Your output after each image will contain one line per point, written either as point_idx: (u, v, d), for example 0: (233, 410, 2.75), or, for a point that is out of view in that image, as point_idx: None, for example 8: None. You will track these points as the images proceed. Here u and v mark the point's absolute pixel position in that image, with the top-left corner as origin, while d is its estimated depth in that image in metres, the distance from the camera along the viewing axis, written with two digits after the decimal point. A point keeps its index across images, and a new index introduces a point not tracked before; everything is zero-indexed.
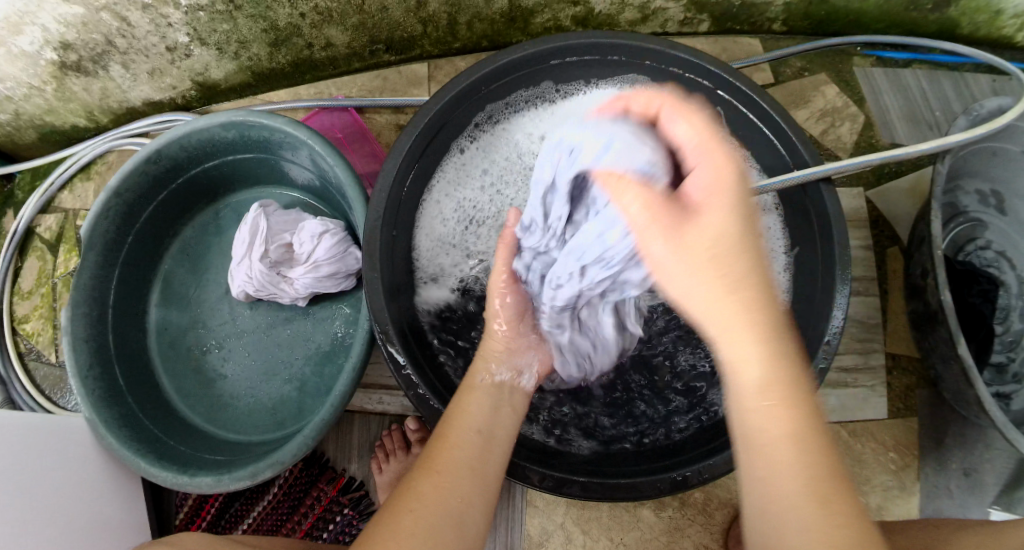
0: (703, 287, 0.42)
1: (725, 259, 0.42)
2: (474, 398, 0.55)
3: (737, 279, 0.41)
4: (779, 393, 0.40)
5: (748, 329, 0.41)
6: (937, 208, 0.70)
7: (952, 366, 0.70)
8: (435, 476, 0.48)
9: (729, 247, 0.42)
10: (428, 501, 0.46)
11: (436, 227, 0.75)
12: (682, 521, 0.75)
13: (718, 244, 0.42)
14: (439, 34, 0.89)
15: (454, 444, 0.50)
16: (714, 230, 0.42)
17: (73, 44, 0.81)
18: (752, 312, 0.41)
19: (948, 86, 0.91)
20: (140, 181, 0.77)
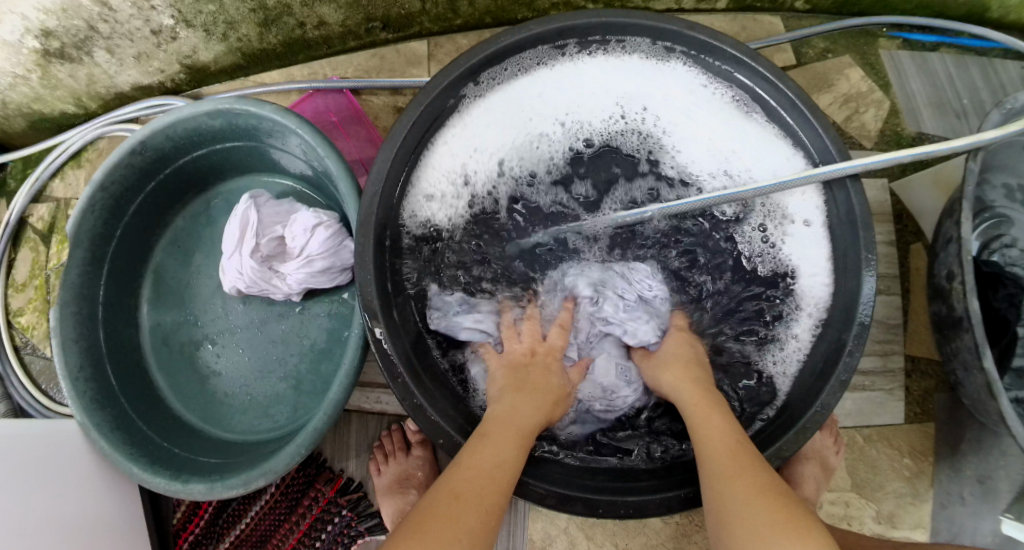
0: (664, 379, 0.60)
1: (671, 356, 0.62)
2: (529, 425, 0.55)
3: (671, 365, 0.61)
4: (706, 402, 0.56)
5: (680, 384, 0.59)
6: (968, 206, 0.65)
7: (974, 375, 0.66)
8: (486, 506, 0.46)
9: (679, 355, 0.62)
10: (472, 531, 0.44)
11: (432, 191, 0.68)
12: (688, 527, 0.72)
13: (664, 356, 0.63)
14: (438, 12, 0.84)
15: (500, 484, 0.49)
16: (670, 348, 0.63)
17: (54, 30, 0.78)
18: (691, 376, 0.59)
19: (976, 70, 0.85)
20: (126, 173, 0.74)
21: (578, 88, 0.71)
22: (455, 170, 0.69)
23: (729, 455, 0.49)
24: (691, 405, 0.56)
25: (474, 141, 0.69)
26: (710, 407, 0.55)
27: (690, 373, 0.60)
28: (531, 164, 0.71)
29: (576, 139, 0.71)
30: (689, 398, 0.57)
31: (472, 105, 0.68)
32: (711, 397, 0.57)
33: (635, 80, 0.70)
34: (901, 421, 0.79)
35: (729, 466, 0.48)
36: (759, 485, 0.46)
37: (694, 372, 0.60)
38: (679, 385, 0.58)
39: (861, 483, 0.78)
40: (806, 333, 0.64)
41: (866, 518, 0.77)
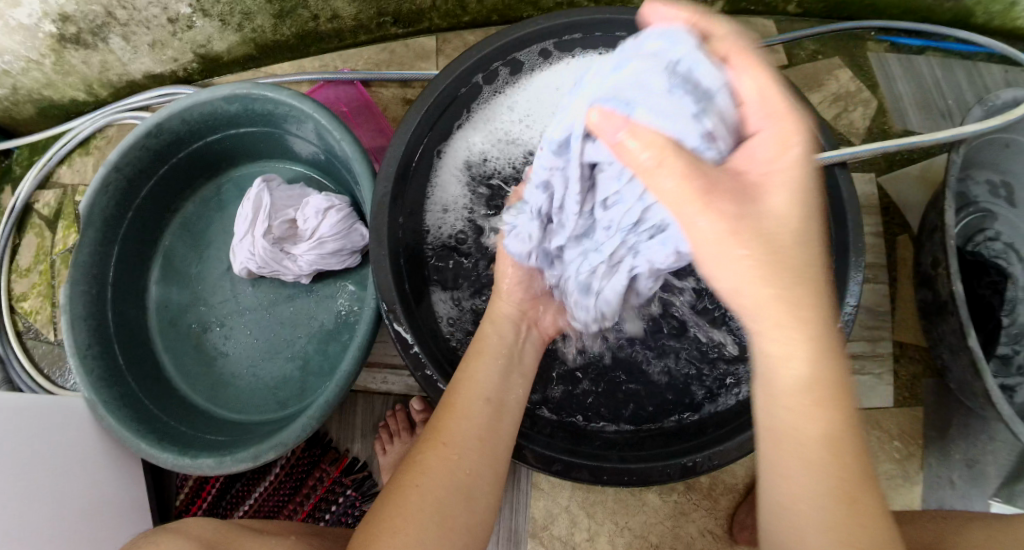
0: (739, 276, 0.37)
1: (785, 251, 0.37)
2: (489, 342, 0.57)
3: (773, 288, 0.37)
4: (820, 390, 0.37)
5: (765, 307, 0.37)
6: (951, 196, 0.68)
7: (960, 357, 0.69)
8: (442, 450, 0.49)
9: (786, 249, 0.37)
10: (435, 478, 0.47)
11: (452, 193, 0.72)
12: (687, 506, 0.74)
13: (776, 242, 0.36)
14: (447, 8, 0.87)
15: (462, 412, 0.51)
16: (783, 226, 0.37)
17: (72, 15, 0.79)
18: (799, 315, 0.37)
19: (961, 75, 0.90)
20: (140, 155, 0.75)
21: None
22: (474, 174, 0.73)
23: (837, 502, 0.37)
24: (787, 384, 0.38)
25: (491, 146, 0.74)
26: (837, 405, 0.37)
27: (796, 312, 0.37)
28: None
29: None
30: (799, 373, 0.37)
31: (489, 109, 0.72)
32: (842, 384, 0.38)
33: None
34: (891, 406, 0.82)
35: (843, 527, 0.37)
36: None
37: (800, 308, 0.37)
38: (782, 342, 0.37)
39: None
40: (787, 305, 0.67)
41: None
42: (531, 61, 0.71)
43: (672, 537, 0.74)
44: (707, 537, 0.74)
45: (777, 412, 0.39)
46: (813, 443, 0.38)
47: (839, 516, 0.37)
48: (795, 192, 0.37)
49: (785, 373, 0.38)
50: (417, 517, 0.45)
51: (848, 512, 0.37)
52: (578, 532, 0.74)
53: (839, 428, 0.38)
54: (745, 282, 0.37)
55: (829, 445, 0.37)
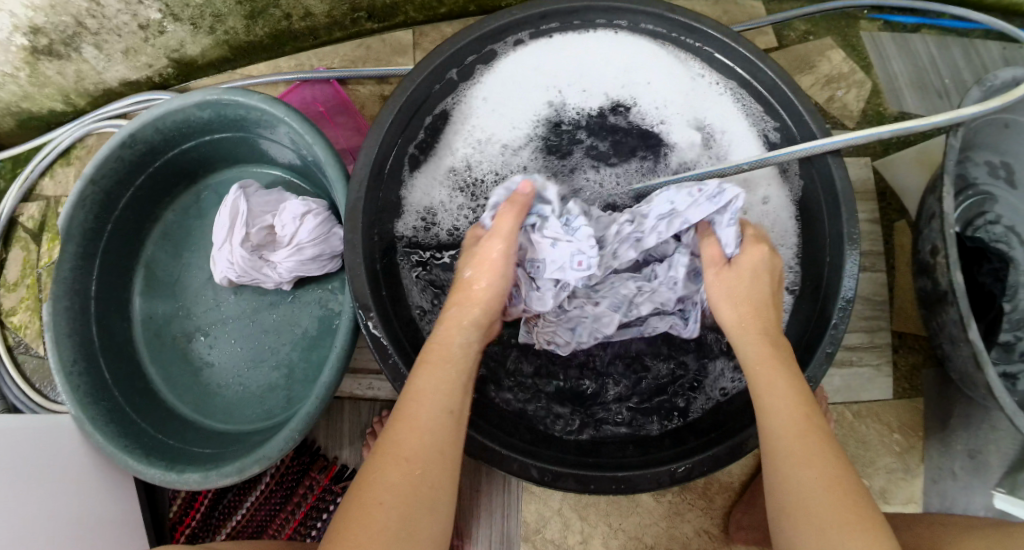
0: (733, 316, 0.53)
1: (747, 295, 0.53)
2: (451, 344, 0.50)
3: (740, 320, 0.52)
4: (774, 358, 0.50)
5: (733, 322, 0.53)
6: (949, 181, 0.65)
7: (960, 348, 0.67)
8: (403, 465, 0.43)
9: (755, 294, 0.53)
10: (396, 498, 0.42)
11: (428, 190, 0.70)
12: (681, 506, 0.73)
13: (744, 291, 0.53)
14: (423, 1, 0.85)
15: (423, 428, 0.45)
16: (750, 282, 0.53)
17: (43, 27, 0.78)
18: (759, 312, 0.53)
19: (957, 51, 0.86)
20: (116, 166, 0.74)
21: (568, 85, 0.72)
22: (448, 169, 0.70)
23: (794, 428, 0.45)
24: (755, 358, 0.50)
25: (467, 137, 0.71)
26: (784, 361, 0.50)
27: (759, 322, 0.52)
28: (524, 161, 0.70)
29: (564, 132, 0.71)
30: (755, 353, 0.51)
31: (463, 101, 0.70)
32: (780, 353, 0.50)
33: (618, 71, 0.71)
34: (890, 397, 0.80)
35: (798, 447, 0.44)
36: (829, 471, 0.43)
37: (760, 313, 0.53)
38: (745, 338, 0.52)
39: (852, 459, 0.79)
40: (784, 291, 0.66)
41: None
42: (505, 52, 0.69)
43: (667, 537, 0.73)
44: (703, 537, 0.73)
45: (746, 355, 0.51)
46: (774, 391, 0.48)
47: (798, 438, 0.45)
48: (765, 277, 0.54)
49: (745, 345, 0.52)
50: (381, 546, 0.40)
51: (800, 430, 0.45)
52: (571, 535, 0.73)
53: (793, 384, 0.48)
54: (720, 308, 0.54)
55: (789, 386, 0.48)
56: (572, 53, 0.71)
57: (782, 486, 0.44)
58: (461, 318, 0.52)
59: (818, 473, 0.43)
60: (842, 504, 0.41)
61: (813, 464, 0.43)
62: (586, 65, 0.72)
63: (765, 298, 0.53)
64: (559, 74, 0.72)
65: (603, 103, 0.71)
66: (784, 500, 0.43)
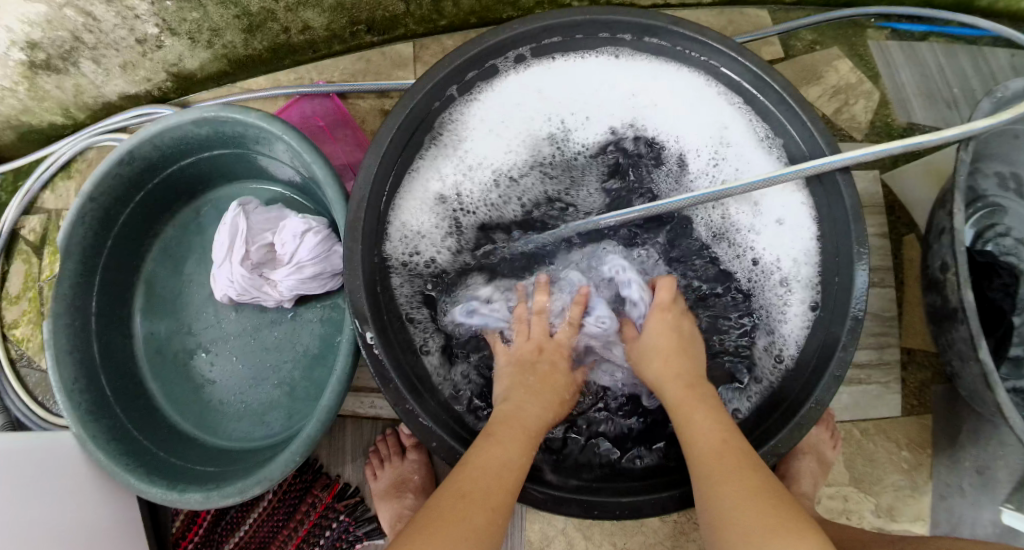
0: (651, 370, 0.58)
1: (657, 345, 0.58)
2: (537, 432, 0.55)
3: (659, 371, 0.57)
4: (691, 394, 0.54)
5: (653, 370, 0.57)
6: (960, 197, 0.64)
7: (970, 366, 0.66)
8: (490, 514, 0.47)
9: (664, 343, 0.58)
10: (478, 541, 0.45)
11: (420, 211, 0.69)
12: (687, 525, 0.73)
13: (652, 346, 0.59)
14: (423, 13, 0.84)
15: (510, 487, 0.50)
16: (656, 334, 0.59)
17: (40, 42, 0.77)
18: (671, 355, 0.57)
19: (967, 59, 0.85)
20: (114, 183, 0.73)
21: (562, 105, 0.72)
22: (441, 191, 0.70)
23: (724, 456, 0.48)
24: (676, 398, 0.54)
25: (462, 160, 0.71)
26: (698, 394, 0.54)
27: (675, 368, 0.56)
28: (519, 183, 0.72)
29: (556, 154, 0.72)
30: (673, 394, 0.55)
31: (458, 123, 0.70)
32: (699, 389, 0.55)
33: (616, 89, 0.71)
34: (898, 414, 0.78)
35: (717, 463, 0.48)
36: (749, 482, 0.46)
37: (681, 358, 0.57)
38: (664, 382, 0.56)
39: (859, 477, 0.78)
40: (805, 309, 0.65)
41: (865, 512, 0.77)
42: (505, 69, 0.68)
43: None
44: None
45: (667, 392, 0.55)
46: (698, 426, 0.51)
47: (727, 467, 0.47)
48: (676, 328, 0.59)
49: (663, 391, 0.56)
50: None
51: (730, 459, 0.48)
52: None
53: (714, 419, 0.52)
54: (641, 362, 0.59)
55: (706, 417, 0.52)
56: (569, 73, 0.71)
57: (711, 504, 0.46)
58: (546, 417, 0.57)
59: (749, 495, 0.45)
60: (763, 508, 0.44)
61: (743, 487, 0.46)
62: (584, 84, 0.71)
63: (676, 344, 0.58)
64: (561, 97, 0.72)
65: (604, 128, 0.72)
66: (720, 524, 0.45)
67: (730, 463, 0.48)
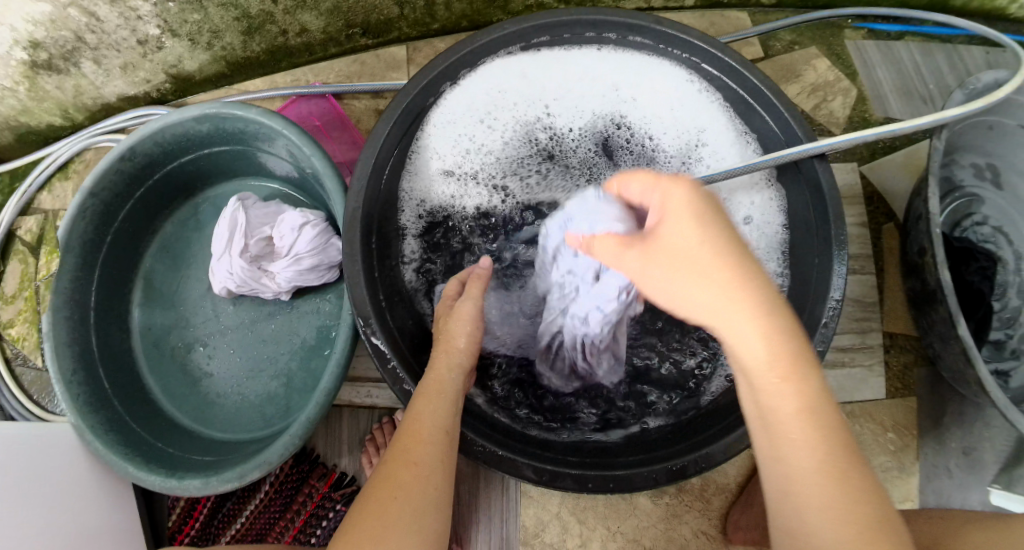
0: (689, 291, 0.41)
1: (686, 258, 0.41)
2: (446, 383, 0.57)
3: (704, 269, 0.40)
4: (790, 359, 0.38)
5: (708, 288, 0.40)
6: (935, 183, 0.67)
7: (951, 345, 0.68)
8: (412, 468, 0.52)
9: (700, 248, 0.41)
10: (407, 496, 0.50)
11: (423, 190, 0.72)
12: (679, 507, 0.74)
13: (689, 255, 0.41)
14: (417, 16, 0.87)
15: (427, 439, 0.53)
16: (682, 236, 0.41)
17: (42, 42, 0.79)
18: (738, 277, 0.40)
19: (941, 57, 0.89)
20: (114, 179, 0.75)
21: (557, 92, 0.74)
22: (443, 172, 0.73)
23: (824, 470, 0.37)
24: (767, 359, 0.38)
25: (463, 142, 0.73)
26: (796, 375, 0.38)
27: (736, 280, 0.39)
28: (520, 163, 0.74)
29: (553, 137, 0.75)
30: (766, 352, 0.38)
31: (456, 109, 0.72)
32: (798, 347, 0.39)
33: (603, 81, 0.74)
34: (882, 397, 0.81)
35: (830, 497, 0.36)
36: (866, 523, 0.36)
37: (749, 281, 0.39)
38: (727, 310, 0.39)
39: None
40: None
41: None
42: (496, 64, 0.71)
43: (666, 540, 0.74)
44: (701, 539, 0.74)
45: (755, 352, 0.38)
46: (794, 419, 0.38)
47: (831, 489, 0.36)
48: (681, 216, 0.42)
49: (745, 355, 0.39)
50: (394, 532, 0.48)
51: (835, 481, 0.37)
52: (570, 539, 0.74)
53: (813, 398, 0.38)
54: (682, 281, 0.41)
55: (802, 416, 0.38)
56: (559, 64, 0.73)
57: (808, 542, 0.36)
58: (450, 364, 0.59)
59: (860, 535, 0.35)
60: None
61: (854, 522, 0.36)
62: (575, 72, 0.74)
63: (714, 244, 0.40)
64: (555, 85, 0.74)
65: (593, 119, 0.75)
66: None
67: (846, 499, 0.36)
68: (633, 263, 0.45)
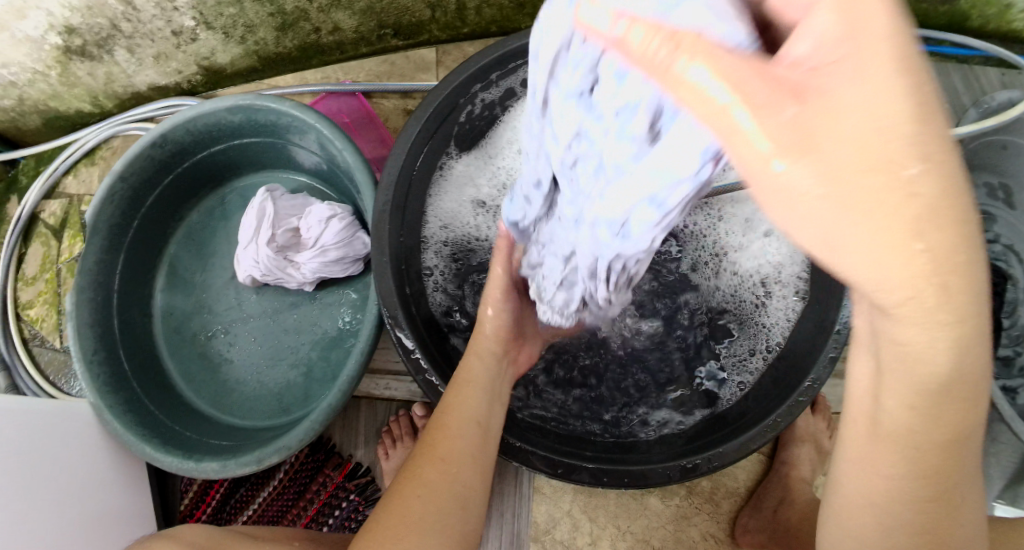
0: (844, 236, 0.22)
1: (893, 163, 0.21)
2: (472, 376, 0.58)
3: (903, 200, 0.21)
4: (962, 387, 0.29)
5: (894, 233, 0.22)
6: None
7: None
8: (438, 464, 0.54)
9: (910, 160, 0.21)
10: (433, 491, 0.52)
11: (453, 201, 0.75)
12: (688, 509, 0.76)
13: (890, 167, 0.21)
14: (447, 20, 0.89)
15: (453, 433, 0.55)
16: (881, 116, 0.21)
17: (78, 28, 0.81)
18: (948, 247, 0.22)
19: (958, 78, 0.91)
20: (145, 165, 0.76)
21: None
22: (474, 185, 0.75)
23: (929, 495, 0.34)
24: (944, 374, 0.28)
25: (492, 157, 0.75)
26: (959, 404, 0.30)
27: (943, 245, 0.22)
28: None
29: None
30: (945, 364, 0.28)
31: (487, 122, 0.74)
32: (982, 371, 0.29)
33: None
34: None
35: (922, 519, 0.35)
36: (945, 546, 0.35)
37: (955, 255, 0.22)
38: (906, 274, 0.22)
39: None
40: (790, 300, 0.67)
41: None
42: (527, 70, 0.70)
43: (674, 541, 0.75)
44: (709, 541, 0.75)
45: (932, 371, 0.28)
46: (921, 442, 0.32)
47: (923, 513, 0.34)
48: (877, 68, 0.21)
49: (917, 365, 0.28)
50: (421, 525, 0.50)
51: (932, 507, 0.34)
52: (580, 536, 0.75)
53: (962, 425, 0.32)
54: (849, 204, 0.22)
55: (942, 441, 0.32)
56: None
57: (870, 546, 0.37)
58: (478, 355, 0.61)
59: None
60: None
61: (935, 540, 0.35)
62: None
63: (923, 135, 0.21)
64: None
65: None
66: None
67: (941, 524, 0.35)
68: (749, 135, 0.22)
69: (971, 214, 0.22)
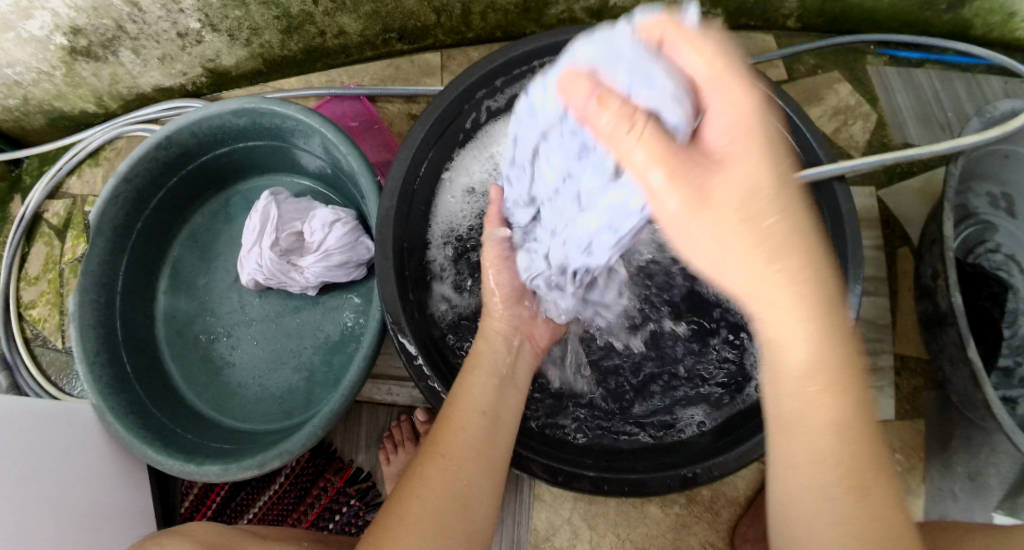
0: (726, 261, 0.36)
1: (763, 222, 0.35)
2: (477, 377, 0.58)
3: (767, 246, 0.35)
4: (828, 369, 0.36)
5: (762, 265, 0.35)
6: (950, 209, 0.68)
7: (960, 368, 0.70)
8: (439, 461, 0.51)
9: (775, 227, 0.35)
10: (436, 490, 0.49)
11: (457, 205, 0.74)
12: (688, 518, 0.76)
13: (766, 225, 0.35)
14: (452, 24, 0.89)
15: (455, 428, 0.53)
16: (758, 191, 0.35)
17: (83, 29, 0.81)
18: (797, 274, 0.35)
19: (961, 87, 0.91)
20: (149, 167, 0.76)
21: None
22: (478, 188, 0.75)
23: (845, 489, 0.37)
24: (811, 358, 0.36)
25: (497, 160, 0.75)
26: (830, 392, 0.37)
27: (796, 274, 0.35)
28: None
29: None
30: (808, 352, 0.36)
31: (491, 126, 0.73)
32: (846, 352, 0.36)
33: None
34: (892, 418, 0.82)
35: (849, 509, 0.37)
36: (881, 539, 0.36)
37: (803, 279, 0.35)
38: (774, 287, 0.35)
39: None
40: None
41: None
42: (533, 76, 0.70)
43: None
44: None
45: (794, 353, 0.36)
46: (817, 430, 0.37)
47: (846, 502, 0.37)
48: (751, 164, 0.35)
49: (785, 355, 0.37)
50: (422, 527, 0.46)
51: (854, 500, 0.37)
52: (580, 544, 0.75)
53: (849, 415, 0.37)
54: (733, 247, 0.35)
55: (832, 427, 0.37)
56: None
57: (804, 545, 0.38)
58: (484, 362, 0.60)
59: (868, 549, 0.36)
60: None
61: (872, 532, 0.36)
62: None
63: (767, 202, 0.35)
64: None
65: None
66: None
67: (864, 517, 0.36)
68: (678, 205, 0.35)
69: (818, 261, 0.36)
